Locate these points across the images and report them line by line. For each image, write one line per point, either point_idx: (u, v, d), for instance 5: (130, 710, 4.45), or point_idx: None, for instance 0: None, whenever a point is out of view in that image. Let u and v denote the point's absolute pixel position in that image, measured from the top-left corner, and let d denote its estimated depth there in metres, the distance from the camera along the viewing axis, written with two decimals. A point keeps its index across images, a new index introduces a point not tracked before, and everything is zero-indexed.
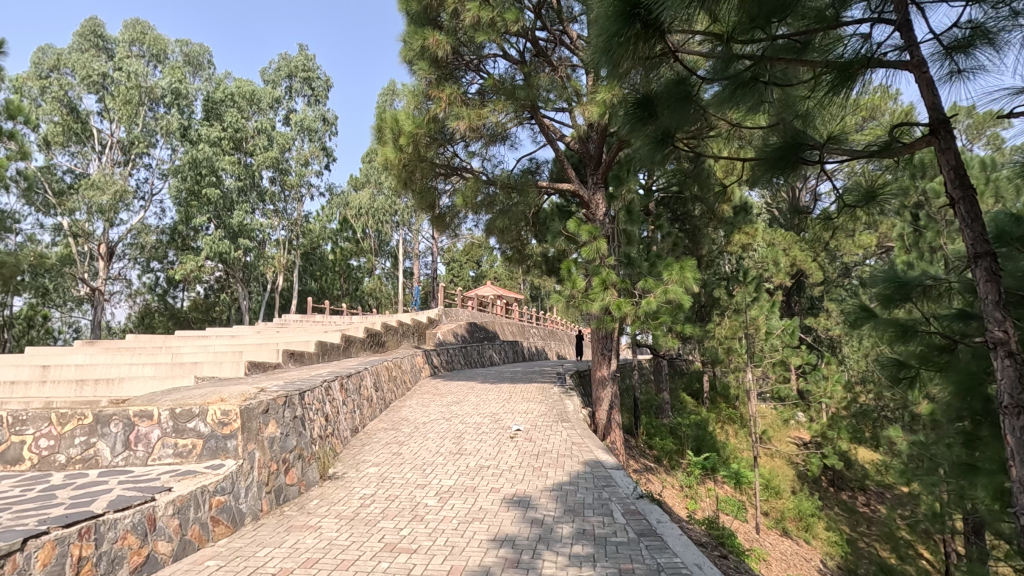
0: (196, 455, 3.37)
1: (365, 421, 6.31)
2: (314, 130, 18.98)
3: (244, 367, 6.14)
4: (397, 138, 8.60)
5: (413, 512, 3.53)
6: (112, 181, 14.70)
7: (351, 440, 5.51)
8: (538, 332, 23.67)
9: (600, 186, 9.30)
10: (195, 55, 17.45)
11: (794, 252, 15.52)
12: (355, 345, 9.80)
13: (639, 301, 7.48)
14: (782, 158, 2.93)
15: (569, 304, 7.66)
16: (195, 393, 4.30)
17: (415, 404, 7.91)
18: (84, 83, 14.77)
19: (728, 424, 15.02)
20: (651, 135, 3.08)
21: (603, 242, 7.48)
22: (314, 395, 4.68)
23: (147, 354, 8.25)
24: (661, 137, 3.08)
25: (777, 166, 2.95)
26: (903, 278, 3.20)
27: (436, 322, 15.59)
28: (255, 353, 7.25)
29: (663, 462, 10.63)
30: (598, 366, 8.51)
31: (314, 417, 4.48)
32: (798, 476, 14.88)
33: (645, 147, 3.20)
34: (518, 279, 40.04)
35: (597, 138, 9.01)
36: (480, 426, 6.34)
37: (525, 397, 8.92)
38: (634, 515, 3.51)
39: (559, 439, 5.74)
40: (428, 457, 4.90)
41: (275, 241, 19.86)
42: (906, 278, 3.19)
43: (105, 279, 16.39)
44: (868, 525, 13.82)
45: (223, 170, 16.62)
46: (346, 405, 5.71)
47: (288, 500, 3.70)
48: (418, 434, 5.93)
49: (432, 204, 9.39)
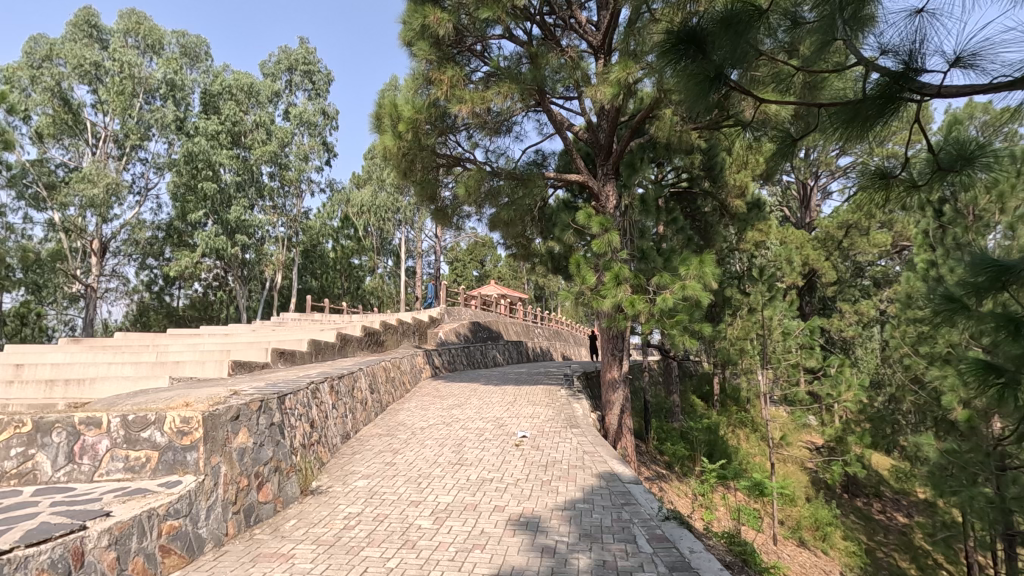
0: (150, 470, 2.88)
1: (358, 426, 5.83)
2: (314, 124, 18.52)
3: (228, 366, 5.66)
4: (396, 125, 8.10)
5: (404, 538, 3.04)
6: (104, 174, 14.28)
7: (341, 447, 5.03)
8: (543, 332, 23.11)
9: (611, 178, 8.76)
10: (192, 46, 17.10)
11: (808, 250, 14.97)
12: (351, 345, 9.31)
13: (654, 298, 6.96)
14: (876, 98, 2.39)
15: (579, 301, 7.18)
16: (163, 395, 3.82)
17: (414, 407, 7.41)
18: (76, 72, 14.35)
19: (739, 428, 14.49)
20: (691, 76, 2.69)
21: (616, 235, 6.98)
22: (298, 399, 4.20)
23: (131, 352, 7.77)
24: (702, 79, 2.67)
25: (863, 110, 2.46)
26: (1004, 263, 2.96)
27: (437, 320, 15.11)
28: (243, 352, 6.77)
29: (674, 469, 10.11)
30: (607, 368, 8.01)
31: (297, 424, 4.00)
32: (811, 482, 14.33)
33: (683, 95, 2.84)
34: (521, 279, 39.47)
35: (609, 126, 8.44)
36: (482, 432, 5.85)
37: (531, 400, 8.41)
38: (662, 543, 3.01)
39: (569, 448, 5.21)
40: (424, 468, 4.40)
41: (274, 238, 19.44)
42: (1008, 263, 2.95)
43: (99, 275, 15.96)
44: (886, 534, 13.20)
45: (220, 165, 16.22)
46: (336, 409, 5.22)
47: (260, 521, 3.21)
48: (415, 441, 5.44)
49: (433, 195, 8.93)
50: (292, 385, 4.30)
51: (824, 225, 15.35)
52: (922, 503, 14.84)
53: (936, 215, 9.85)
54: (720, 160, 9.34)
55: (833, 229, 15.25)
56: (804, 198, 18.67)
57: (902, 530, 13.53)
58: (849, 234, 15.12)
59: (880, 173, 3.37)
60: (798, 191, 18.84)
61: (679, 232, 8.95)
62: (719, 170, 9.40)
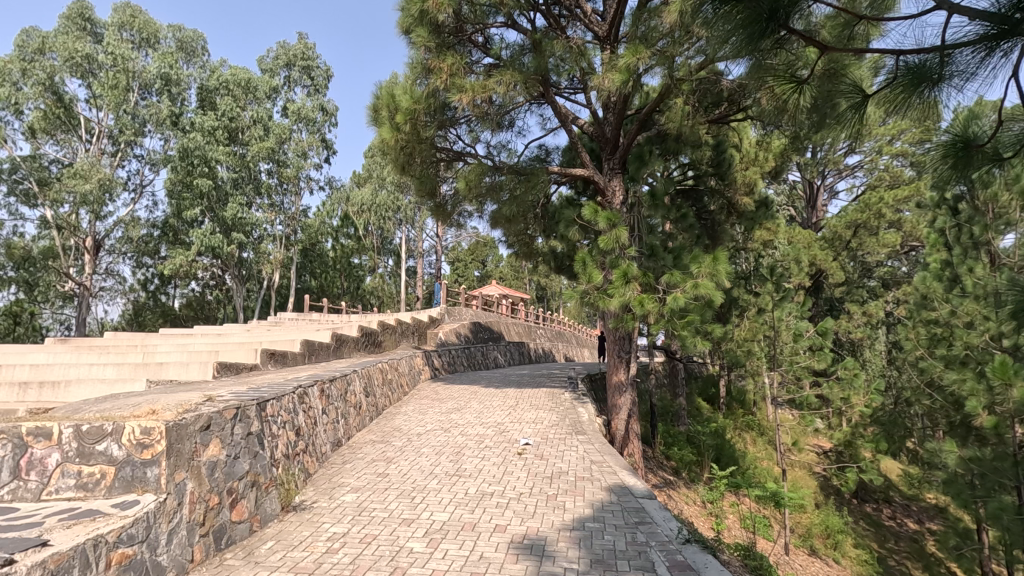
0: (104, 488, 2.52)
1: (351, 432, 5.50)
2: (313, 120, 18.20)
3: (213, 368, 5.33)
4: (394, 117, 7.77)
5: (393, 564, 2.69)
6: (97, 170, 13.98)
7: (331, 456, 4.69)
8: (545, 332, 22.73)
9: (618, 173, 8.41)
10: (188, 41, 16.81)
11: (815, 250, 14.59)
12: (347, 345, 8.98)
13: (664, 298, 6.60)
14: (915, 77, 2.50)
15: (584, 301, 6.84)
16: (132, 401, 3.47)
17: (410, 411, 7.07)
18: (67, 64, 14.05)
19: (746, 431, 14.13)
20: (743, 22, 2.39)
21: (624, 231, 6.66)
22: (281, 405, 3.87)
23: (117, 353, 7.45)
24: (755, 23, 2.38)
25: (921, 75, 2.43)
26: None
27: (437, 321, 14.77)
28: (232, 352, 6.46)
29: (682, 475, 9.73)
30: (614, 370, 7.67)
31: (280, 433, 3.66)
32: (820, 487, 13.96)
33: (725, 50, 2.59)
34: (522, 278, 39.11)
35: (616, 118, 8.10)
36: (483, 439, 5.52)
37: (533, 403, 8.06)
38: (684, 571, 2.66)
39: (574, 457, 4.85)
40: (419, 480, 4.06)
41: (272, 237, 19.11)
42: None
43: (92, 274, 15.63)
44: (897, 541, 12.77)
45: (216, 161, 15.91)
46: (326, 414, 4.89)
47: (233, 543, 2.86)
48: (411, 448, 5.11)
49: (432, 191, 8.62)
50: (276, 390, 3.96)
51: (832, 224, 14.97)
52: (933, 509, 14.43)
53: (951, 213, 9.49)
54: (729, 155, 8.94)
55: (840, 228, 14.91)
56: (810, 197, 18.29)
57: (913, 537, 13.14)
58: (857, 234, 14.76)
59: (962, 140, 2.88)
60: (805, 189, 18.47)
61: (687, 230, 8.47)
62: (726, 166, 8.99)
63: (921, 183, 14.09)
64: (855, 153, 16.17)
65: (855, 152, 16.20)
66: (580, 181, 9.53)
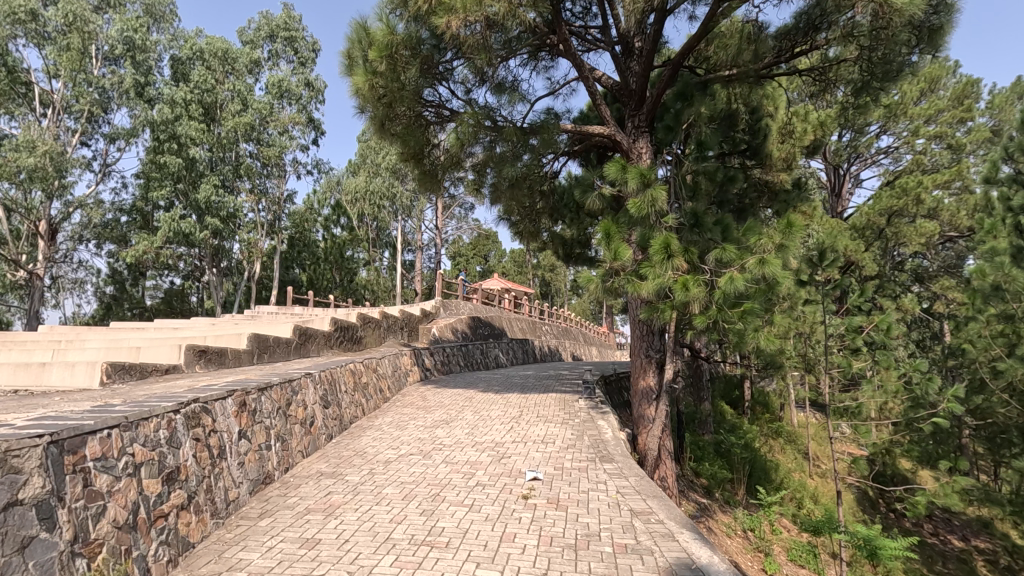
0: None
1: (291, 459, 3.98)
2: (296, 94, 16.66)
3: (97, 372, 3.89)
4: (368, 57, 6.28)
5: None
6: (46, 141, 12.55)
7: (246, 504, 3.18)
8: (551, 330, 21.06)
9: (644, 132, 6.85)
10: (156, 5, 15.37)
11: (852, 237, 12.94)
12: (314, 342, 7.47)
13: (713, 281, 5.09)
14: None
15: (608, 284, 5.30)
16: None
17: (385, 426, 5.53)
18: (9, 22, 12.67)
19: (775, 438, 12.57)
20: None
21: (661, 191, 5.14)
22: (135, 437, 2.35)
23: (22, 349, 6.01)
24: None
25: None
26: None
27: (431, 316, 13.26)
28: (151, 351, 4.99)
29: (715, 497, 8.14)
30: (641, 374, 6.22)
31: (116, 489, 2.13)
32: (858, 502, 12.31)
33: None
34: (525, 273, 37.65)
35: (642, 65, 6.55)
36: (473, 471, 3.99)
37: (541, 415, 6.50)
38: None
39: (603, 505, 3.30)
40: (364, 554, 2.53)
41: (252, 223, 17.64)
42: None
43: (48, 259, 14.17)
44: (946, 563, 10.90)
45: (188, 138, 14.55)
46: (245, 440, 3.39)
47: None
48: (369, 486, 3.59)
49: (418, 154, 7.15)
50: (134, 411, 2.45)
51: (863, 211, 13.27)
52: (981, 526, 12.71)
53: None
54: (767, 124, 6.98)
55: (873, 216, 13.00)
56: (836, 183, 16.69)
57: (961, 557, 11.30)
58: (892, 222, 13.01)
59: None
60: (830, 175, 16.90)
61: (727, 203, 6.89)
62: (762, 139, 7.04)
63: (963, 164, 12.51)
64: (887, 134, 14.39)
65: (890, 133, 14.54)
66: (593, 152, 8.00)
